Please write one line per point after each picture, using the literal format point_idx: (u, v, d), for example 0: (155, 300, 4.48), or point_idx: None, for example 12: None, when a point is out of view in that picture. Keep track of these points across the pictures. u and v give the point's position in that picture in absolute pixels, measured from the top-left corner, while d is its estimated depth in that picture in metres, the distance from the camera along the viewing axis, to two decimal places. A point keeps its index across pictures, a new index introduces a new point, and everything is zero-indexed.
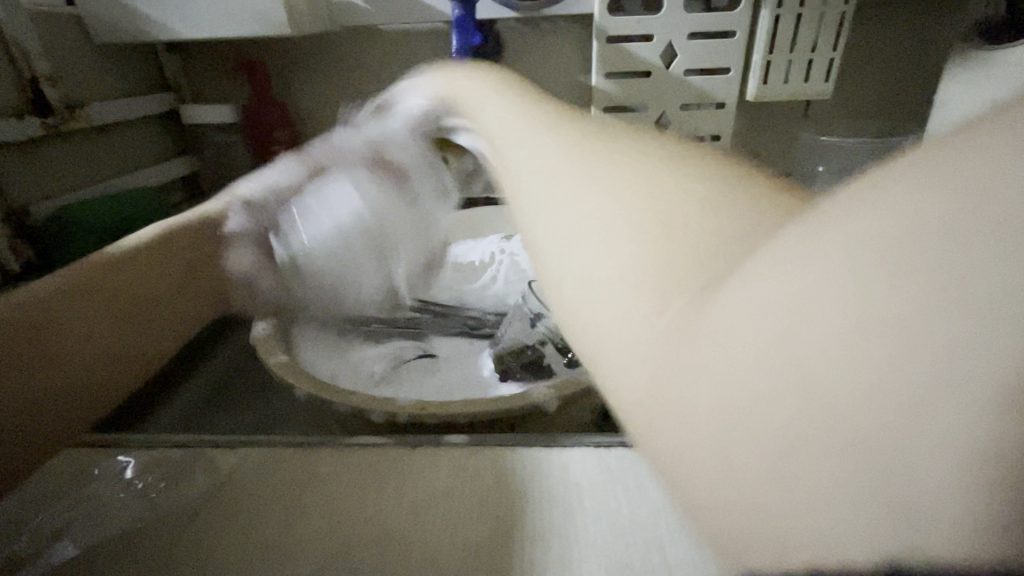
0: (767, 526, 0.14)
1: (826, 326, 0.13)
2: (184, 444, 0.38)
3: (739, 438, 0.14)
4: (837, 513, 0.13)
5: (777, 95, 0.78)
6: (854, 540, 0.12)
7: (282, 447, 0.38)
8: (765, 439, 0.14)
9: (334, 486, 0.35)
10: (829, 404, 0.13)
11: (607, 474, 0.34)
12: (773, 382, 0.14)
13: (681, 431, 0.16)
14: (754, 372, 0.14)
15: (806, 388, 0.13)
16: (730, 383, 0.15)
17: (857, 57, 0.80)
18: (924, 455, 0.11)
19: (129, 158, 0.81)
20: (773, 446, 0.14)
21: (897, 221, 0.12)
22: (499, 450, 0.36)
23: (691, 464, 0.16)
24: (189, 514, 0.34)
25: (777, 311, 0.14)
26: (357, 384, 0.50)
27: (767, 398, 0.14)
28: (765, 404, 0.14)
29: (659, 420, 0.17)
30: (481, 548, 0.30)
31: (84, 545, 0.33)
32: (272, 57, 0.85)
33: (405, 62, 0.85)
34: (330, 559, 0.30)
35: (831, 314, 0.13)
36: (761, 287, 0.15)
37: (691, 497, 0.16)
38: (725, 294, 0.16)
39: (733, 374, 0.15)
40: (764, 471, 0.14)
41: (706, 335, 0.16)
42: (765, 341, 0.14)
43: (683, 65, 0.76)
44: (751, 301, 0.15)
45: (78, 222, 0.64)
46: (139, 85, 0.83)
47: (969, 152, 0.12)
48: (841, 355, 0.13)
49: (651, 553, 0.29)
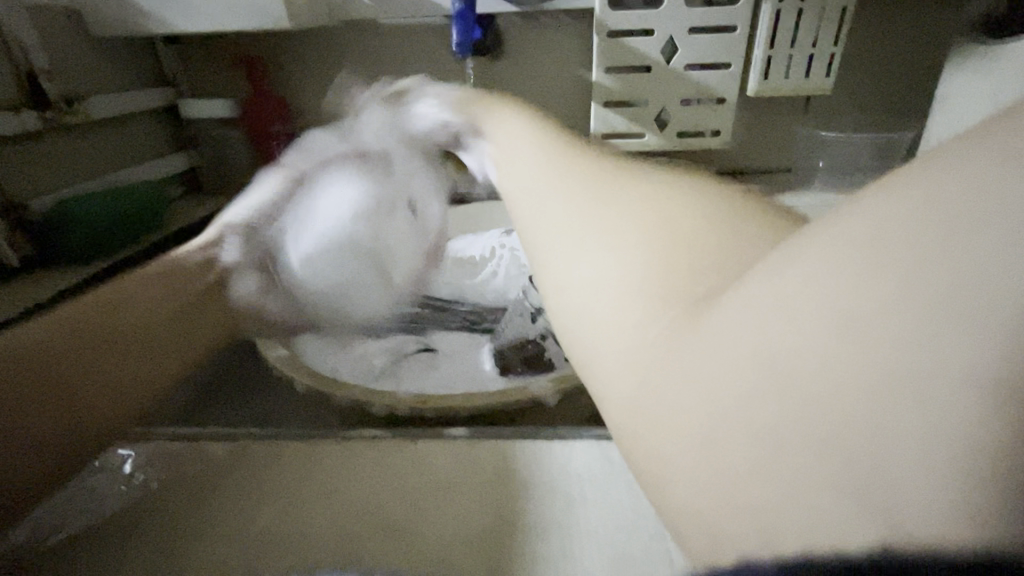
0: (812, 513, 0.13)
1: (875, 312, 0.13)
2: (180, 435, 0.38)
3: (782, 425, 0.14)
4: (892, 493, 0.12)
5: (777, 90, 0.78)
6: (917, 517, 0.12)
7: (282, 442, 0.38)
8: (812, 423, 0.14)
9: (332, 478, 0.35)
10: (878, 383, 0.13)
11: (604, 469, 0.34)
12: (819, 365, 0.14)
13: (712, 422, 0.16)
14: (798, 357, 0.14)
15: (858, 369, 0.13)
16: (771, 369, 0.15)
17: (858, 51, 0.79)
18: (972, 423, 0.12)
19: (126, 154, 0.81)
20: (820, 430, 0.13)
21: (926, 211, 0.13)
22: (501, 443, 0.36)
23: (723, 456, 0.15)
24: (186, 508, 0.34)
25: (821, 300, 0.14)
26: (357, 378, 0.49)
27: (814, 380, 0.14)
28: (811, 385, 0.14)
29: (686, 414, 0.17)
30: (479, 546, 0.30)
31: (80, 532, 0.33)
32: (272, 52, 0.85)
33: (405, 56, 0.84)
34: (332, 554, 0.30)
35: (876, 299, 0.13)
36: (800, 280, 0.15)
37: (723, 493, 0.15)
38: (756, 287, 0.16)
39: (772, 360, 0.15)
40: (809, 449, 0.14)
41: (738, 325, 0.16)
42: (807, 325, 0.14)
43: (684, 59, 0.76)
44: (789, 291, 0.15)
45: (77, 216, 0.63)
46: (137, 81, 0.83)
47: (973, 158, 0.13)
48: (891, 336, 0.13)
49: (648, 545, 0.29)
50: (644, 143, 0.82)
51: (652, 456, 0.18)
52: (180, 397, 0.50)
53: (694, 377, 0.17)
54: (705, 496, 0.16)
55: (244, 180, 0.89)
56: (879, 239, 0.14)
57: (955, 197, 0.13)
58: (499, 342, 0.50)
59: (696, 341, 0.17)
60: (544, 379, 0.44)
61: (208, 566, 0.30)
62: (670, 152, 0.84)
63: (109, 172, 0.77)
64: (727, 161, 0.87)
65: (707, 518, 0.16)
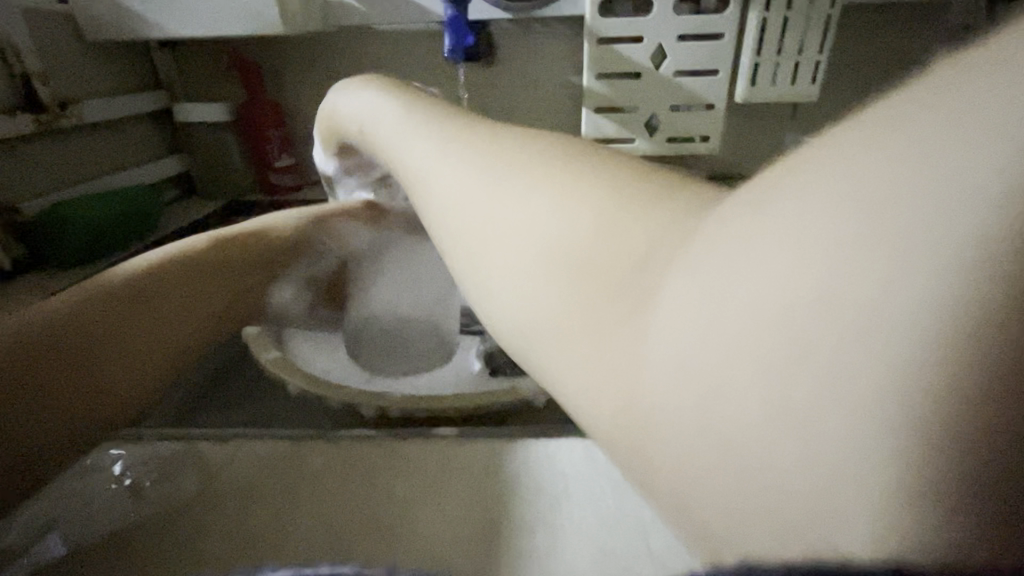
0: (768, 518, 0.13)
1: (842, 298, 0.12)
2: (174, 438, 0.39)
3: (746, 426, 0.13)
4: (845, 497, 0.12)
5: (764, 96, 0.79)
6: (872, 529, 0.11)
7: (273, 443, 0.38)
8: (776, 425, 0.12)
9: (323, 477, 0.35)
10: (841, 381, 0.12)
11: (590, 468, 0.34)
12: (776, 354, 0.13)
13: (674, 420, 0.15)
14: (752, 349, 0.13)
15: (819, 362, 0.12)
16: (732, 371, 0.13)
17: (842, 59, 0.81)
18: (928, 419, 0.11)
19: (121, 158, 0.81)
20: (781, 423, 0.12)
21: (902, 173, 0.11)
22: (490, 443, 0.37)
23: (687, 450, 0.14)
24: (177, 509, 0.34)
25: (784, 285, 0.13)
26: (349, 380, 0.49)
27: (776, 379, 0.13)
28: (777, 383, 0.12)
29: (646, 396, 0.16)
30: (468, 542, 0.30)
31: (74, 544, 0.32)
32: (266, 57, 0.86)
33: (399, 61, 0.85)
34: (323, 551, 0.31)
35: (844, 282, 0.12)
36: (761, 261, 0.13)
37: (682, 486, 0.15)
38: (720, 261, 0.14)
39: (733, 360, 0.13)
40: (774, 457, 0.13)
41: (697, 316, 0.14)
42: (763, 316, 0.13)
43: (673, 66, 0.77)
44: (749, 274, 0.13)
45: (71, 219, 0.64)
46: (132, 85, 0.83)
47: (965, 95, 0.11)
48: (855, 325, 0.12)
49: (632, 541, 0.30)
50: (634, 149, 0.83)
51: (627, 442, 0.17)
52: (174, 401, 0.51)
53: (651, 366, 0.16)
54: (671, 489, 0.15)
55: (238, 184, 0.89)
56: (808, 230, 0.12)
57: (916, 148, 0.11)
58: (490, 346, 0.52)
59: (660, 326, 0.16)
60: (534, 380, 0.45)
61: (199, 563, 0.31)
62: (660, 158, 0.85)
63: (103, 176, 0.78)
64: (717, 167, 0.88)
65: (676, 501, 0.15)
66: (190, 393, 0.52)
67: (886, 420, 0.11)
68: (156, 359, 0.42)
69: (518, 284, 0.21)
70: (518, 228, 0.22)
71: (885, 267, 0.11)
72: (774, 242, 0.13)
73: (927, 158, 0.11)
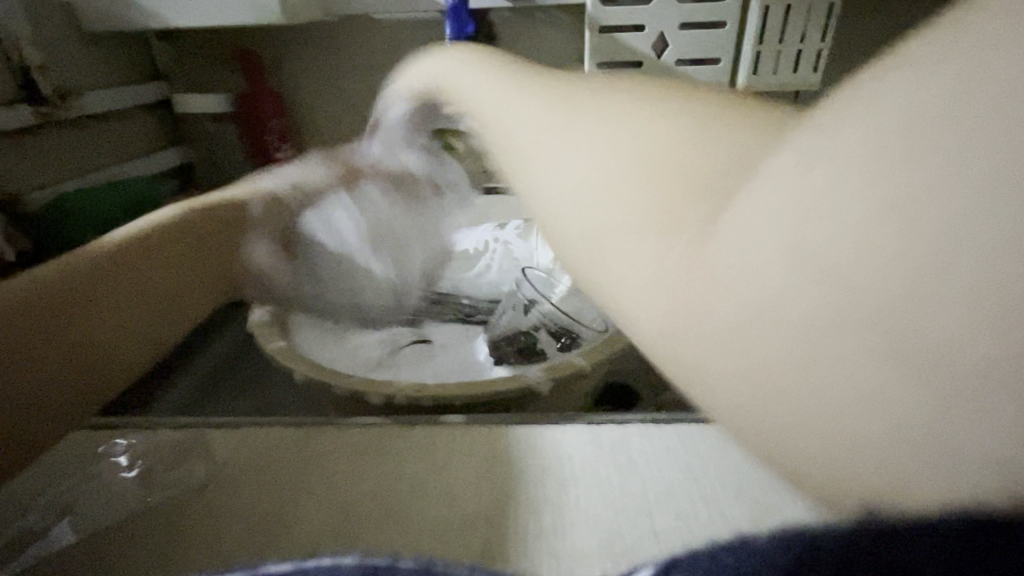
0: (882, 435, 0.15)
1: (930, 204, 0.13)
2: (185, 425, 0.39)
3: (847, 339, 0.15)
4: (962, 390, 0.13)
5: (766, 85, 0.79)
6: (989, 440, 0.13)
7: (281, 431, 0.39)
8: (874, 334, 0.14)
9: (330, 463, 0.36)
10: (931, 286, 0.13)
11: (596, 452, 0.35)
12: (869, 268, 0.14)
13: (772, 344, 0.17)
14: (847, 260, 0.15)
15: (905, 271, 0.14)
16: (823, 276, 0.15)
17: (844, 48, 0.81)
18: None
19: (121, 149, 0.81)
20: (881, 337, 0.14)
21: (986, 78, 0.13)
22: (495, 429, 0.37)
23: (791, 378, 0.16)
24: (188, 495, 0.35)
25: (870, 200, 0.14)
26: (355, 368, 0.50)
27: (866, 283, 0.14)
28: (867, 291, 0.14)
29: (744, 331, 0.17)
30: (476, 523, 0.31)
31: (82, 531, 0.33)
32: (266, 47, 0.85)
33: (399, 50, 0.85)
34: (333, 534, 0.31)
35: (933, 189, 0.13)
36: (846, 181, 0.15)
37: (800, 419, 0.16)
38: (791, 188, 0.16)
39: (826, 267, 0.15)
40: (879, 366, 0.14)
41: (787, 238, 0.16)
42: (858, 230, 0.14)
43: (675, 55, 0.77)
44: (832, 197, 0.15)
45: (73, 211, 0.64)
46: (130, 75, 0.83)
47: None
48: (942, 229, 0.13)
49: (637, 521, 0.31)
50: None
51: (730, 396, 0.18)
52: (181, 390, 0.51)
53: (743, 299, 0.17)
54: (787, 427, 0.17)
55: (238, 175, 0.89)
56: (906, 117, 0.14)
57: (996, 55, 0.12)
58: (494, 335, 0.52)
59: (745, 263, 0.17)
60: (537, 368, 0.46)
61: (213, 545, 0.32)
62: None
63: (103, 167, 0.77)
64: None
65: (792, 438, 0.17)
66: (196, 383, 0.53)
67: (991, 299, 0.12)
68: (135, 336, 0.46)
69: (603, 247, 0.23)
70: (584, 187, 0.24)
71: (983, 173, 0.12)
72: (856, 163, 0.15)
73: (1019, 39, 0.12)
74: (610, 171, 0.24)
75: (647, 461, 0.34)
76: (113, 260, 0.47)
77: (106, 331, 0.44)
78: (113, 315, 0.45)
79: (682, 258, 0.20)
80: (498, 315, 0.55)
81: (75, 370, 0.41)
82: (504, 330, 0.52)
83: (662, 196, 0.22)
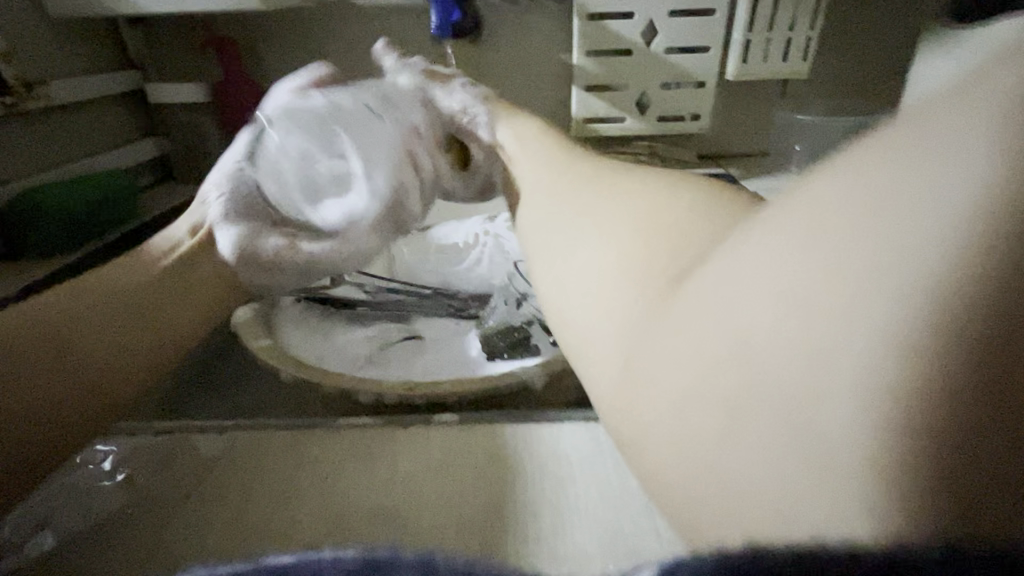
0: (769, 484, 0.17)
1: (819, 292, 0.17)
2: (171, 431, 0.38)
3: (753, 401, 0.18)
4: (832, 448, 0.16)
5: (754, 75, 0.78)
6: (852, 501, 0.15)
7: (270, 433, 0.38)
8: (771, 397, 0.17)
9: (322, 467, 0.35)
10: (818, 358, 0.16)
11: (594, 450, 0.34)
12: (773, 340, 0.18)
13: (694, 400, 0.20)
14: (756, 334, 0.18)
15: (799, 345, 0.17)
16: (738, 348, 0.19)
17: (831, 37, 0.80)
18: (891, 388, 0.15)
19: (93, 141, 0.78)
20: (776, 400, 0.17)
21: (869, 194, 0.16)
22: (492, 427, 0.37)
23: (706, 432, 0.19)
24: (174, 503, 0.34)
25: (780, 285, 0.18)
26: (343, 366, 0.48)
27: (772, 354, 0.17)
28: (771, 361, 0.17)
29: (677, 386, 0.21)
30: (475, 525, 0.30)
31: (61, 543, 0.32)
32: (243, 34, 0.82)
33: (382, 38, 0.83)
34: (326, 538, 0.30)
35: (820, 282, 0.17)
36: (763, 272, 0.18)
37: (706, 470, 0.19)
38: (726, 277, 0.20)
39: (741, 340, 0.18)
40: (772, 426, 0.17)
41: (718, 314, 0.20)
42: (766, 311, 0.18)
43: (663, 43, 0.76)
44: (753, 283, 0.19)
45: (43, 206, 0.61)
46: (100, 63, 0.79)
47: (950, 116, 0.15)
48: (829, 313, 0.16)
49: (637, 522, 0.30)
50: (624, 128, 0.81)
51: (657, 454, 0.21)
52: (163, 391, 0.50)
53: (680, 361, 0.21)
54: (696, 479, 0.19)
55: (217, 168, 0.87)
56: (816, 218, 0.17)
57: (870, 178, 0.16)
58: (485, 329, 0.51)
59: (686, 331, 0.21)
60: (531, 363, 0.45)
61: (201, 554, 0.30)
62: (650, 137, 0.84)
63: (75, 160, 0.75)
64: (706, 146, 0.88)
65: (700, 491, 0.19)
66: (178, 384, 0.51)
67: (861, 372, 0.15)
68: (153, 349, 0.40)
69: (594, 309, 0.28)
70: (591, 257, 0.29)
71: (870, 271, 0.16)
72: (774, 255, 0.18)
73: (908, 161, 0.15)
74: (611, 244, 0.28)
75: None
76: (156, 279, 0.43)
77: (101, 353, 0.37)
78: (118, 337, 0.38)
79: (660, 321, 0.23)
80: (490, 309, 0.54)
81: (70, 396, 0.34)
82: (498, 325, 0.51)
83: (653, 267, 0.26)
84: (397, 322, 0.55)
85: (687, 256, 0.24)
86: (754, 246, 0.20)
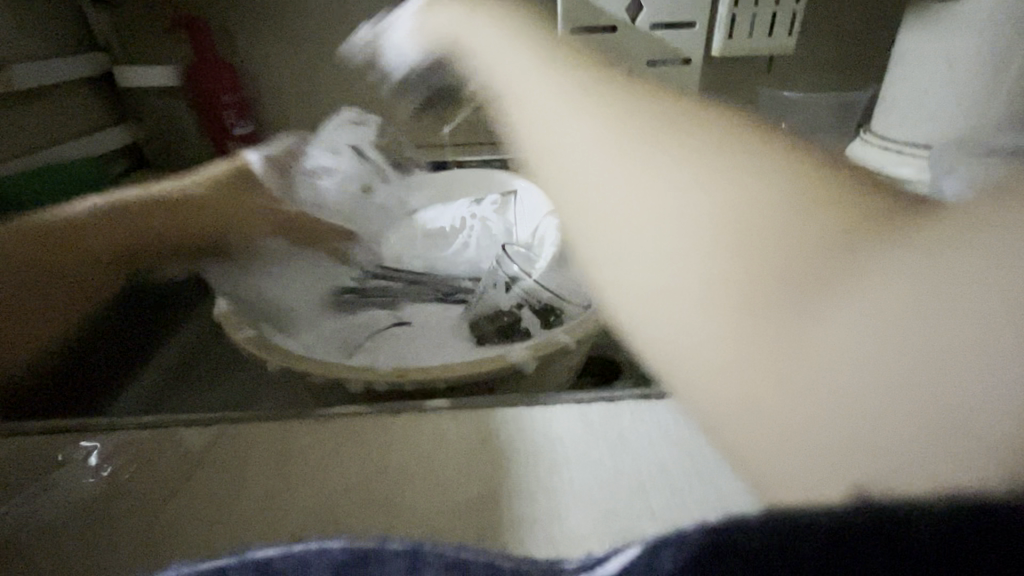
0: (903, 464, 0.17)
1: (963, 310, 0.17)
2: (155, 424, 0.37)
3: (881, 398, 0.18)
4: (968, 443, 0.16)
5: (741, 50, 0.77)
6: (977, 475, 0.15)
7: (258, 425, 0.37)
8: (905, 396, 0.17)
9: (313, 455, 0.34)
10: (960, 359, 0.16)
11: (586, 432, 0.34)
12: (913, 346, 0.17)
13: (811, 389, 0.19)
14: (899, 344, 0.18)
15: (939, 351, 0.17)
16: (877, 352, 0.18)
17: (818, 10, 0.79)
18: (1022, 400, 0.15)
19: (62, 128, 0.75)
20: (909, 397, 0.17)
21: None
22: (484, 413, 0.36)
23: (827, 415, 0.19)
24: (162, 497, 0.33)
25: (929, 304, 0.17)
26: (331, 354, 0.47)
27: (911, 358, 0.17)
28: (911, 366, 0.17)
29: (791, 374, 0.20)
30: (468, 510, 0.30)
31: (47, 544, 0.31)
32: (214, 13, 0.79)
33: (361, 15, 0.80)
34: (318, 527, 0.30)
35: (970, 309, 0.17)
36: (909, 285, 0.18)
37: (815, 444, 0.19)
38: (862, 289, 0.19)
39: (880, 346, 0.18)
40: (907, 420, 0.17)
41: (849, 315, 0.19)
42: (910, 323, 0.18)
43: (650, 18, 0.75)
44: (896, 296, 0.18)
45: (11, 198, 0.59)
46: (64, 45, 0.76)
47: None
48: (975, 330, 0.16)
49: (629, 501, 0.30)
50: None
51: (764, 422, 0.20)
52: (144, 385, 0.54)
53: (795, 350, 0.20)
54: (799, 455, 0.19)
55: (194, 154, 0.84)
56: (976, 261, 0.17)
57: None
58: (475, 315, 0.50)
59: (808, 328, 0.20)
60: (521, 346, 0.45)
61: (192, 548, 0.30)
62: None
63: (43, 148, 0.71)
64: None
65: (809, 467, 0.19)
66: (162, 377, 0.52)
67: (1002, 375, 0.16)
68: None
69: (648, 265, 0.24)
70: (651, 213, 0.25)
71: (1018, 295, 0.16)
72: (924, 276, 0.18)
73: None
74: (681, 205, 0.24)
75: (638, 437, 0.34)
76: (96, 242, 0.47)
77: None
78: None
79: (761, 304, 0.21)
80: (480, 294, 0.53)
81: None
82: (487, 310, 0.50)
83: (728, 238, 0.23)
84: (385, 308, 0.53)
85: (773, 234, 0.22)
86: (890, 261, 0.19)
